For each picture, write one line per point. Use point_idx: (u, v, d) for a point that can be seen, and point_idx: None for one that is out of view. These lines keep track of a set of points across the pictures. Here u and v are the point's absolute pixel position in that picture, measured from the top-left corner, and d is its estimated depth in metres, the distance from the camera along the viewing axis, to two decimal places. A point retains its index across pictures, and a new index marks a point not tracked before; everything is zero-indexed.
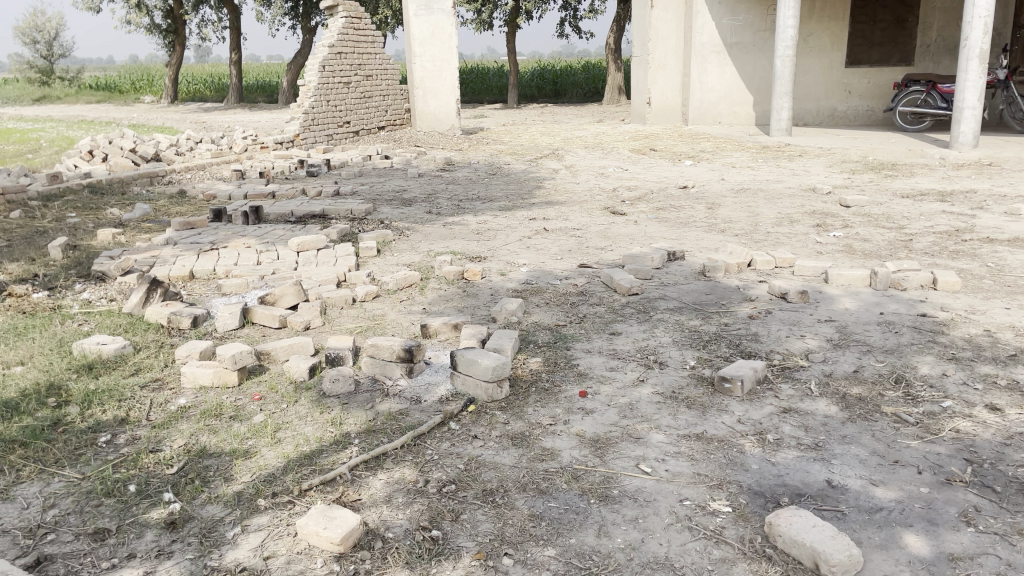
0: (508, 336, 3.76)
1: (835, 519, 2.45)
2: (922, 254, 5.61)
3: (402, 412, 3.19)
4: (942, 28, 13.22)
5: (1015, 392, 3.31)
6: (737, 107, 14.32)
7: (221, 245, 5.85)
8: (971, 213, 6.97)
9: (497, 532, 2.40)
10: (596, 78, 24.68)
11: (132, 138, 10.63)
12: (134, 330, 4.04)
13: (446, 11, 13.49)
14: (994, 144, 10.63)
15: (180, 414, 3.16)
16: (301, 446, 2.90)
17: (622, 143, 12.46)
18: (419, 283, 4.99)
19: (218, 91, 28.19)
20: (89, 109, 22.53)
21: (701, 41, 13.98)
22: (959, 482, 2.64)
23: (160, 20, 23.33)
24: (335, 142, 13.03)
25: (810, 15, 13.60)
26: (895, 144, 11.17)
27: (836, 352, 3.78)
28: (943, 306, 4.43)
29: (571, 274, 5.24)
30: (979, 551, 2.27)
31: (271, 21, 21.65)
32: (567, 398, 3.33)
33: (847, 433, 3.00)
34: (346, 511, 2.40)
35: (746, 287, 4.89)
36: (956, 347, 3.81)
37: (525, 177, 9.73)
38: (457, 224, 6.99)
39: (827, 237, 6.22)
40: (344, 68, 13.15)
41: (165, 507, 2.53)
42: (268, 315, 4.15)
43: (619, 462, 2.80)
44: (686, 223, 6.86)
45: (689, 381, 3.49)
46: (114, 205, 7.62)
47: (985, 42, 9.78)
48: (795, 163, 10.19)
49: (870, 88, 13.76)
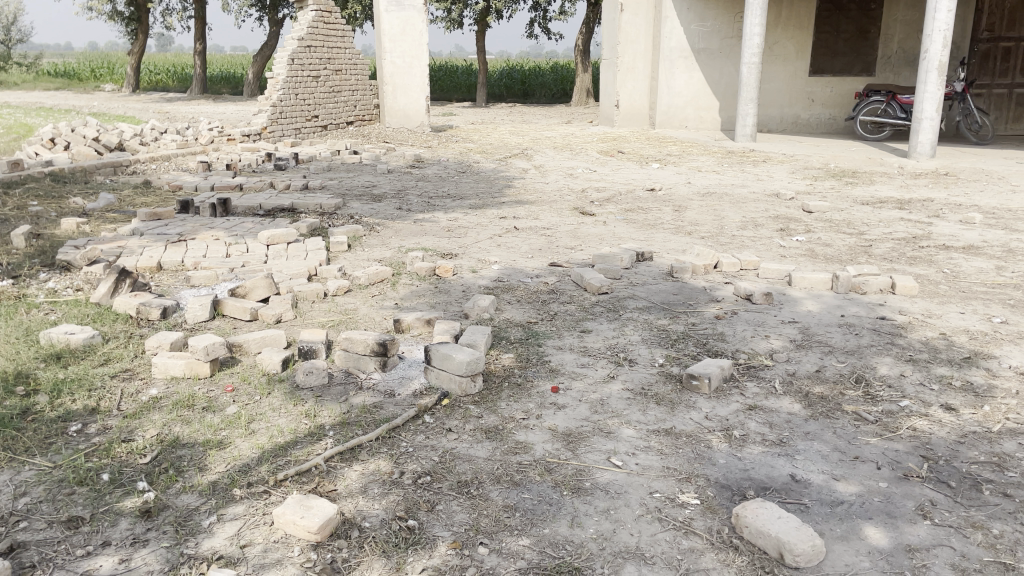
0: (481, 331, 3.81)
1: (798, 511, 2.54)
2: (881, 259, 5.78)
3: (377, 405, 3.22)
4: (903, 41, 13.53)
5: (969, 393, 3.44)
6: (703, 112, 14.54)
7: (188, 237, 5.79)
8: (928, 221, 7.18)
9: (473, 522, 2.45)
10: (565, 79, 24.83)
11: (95, 127, 10.47)
12: (102, 320, 4.00)
13: (416, 7, 13.49)
14: (951, 155, 10.91)
15: (152, 404, 3.15)
16: (275, 437, 2.91)
17: (590, 145, 12.56)
18: (391, 278, 5.02)
19: (181, 81, 27.78)
20: (47, 95, 22.02)
21: (670, 46, 14.16)
22: (916, 477, 2.75)
23: (123, 7, 22.91)
24: (302, 135, 12.92)
25: (776, 23, 13.84)
26: (854, 152, 11.45)
27: (800, 352, 3.89)
28: (901, 309, 4.57)
29: (541, 272, 5.31)
30: (935, 543, 2.37)
31: (237, 12, 21.38)
32: (540, 393, 3.39)
33: (810, 430, 3.10)
34: (323, 501, 2.43)
35: (712, 288, 5.00)
36: (914, 349, 3.95)
37: (494, 176, 9.78)
38: (428, 221, 7.02)
39: (790, 241, 6.38)
40: (314, 62, 13.07)
41: (139, 495, 2.53)
42: (239, 308, 4.13)
43: (591, 456, 2.86)
44: (654, 225, 6.97)
45: (658, 379, 3.57)
46: (77, 194, 7.50)
47: (944, 55, 10.09)
48: (759, 169, 10.40)
49: (833, 97, 14.05)
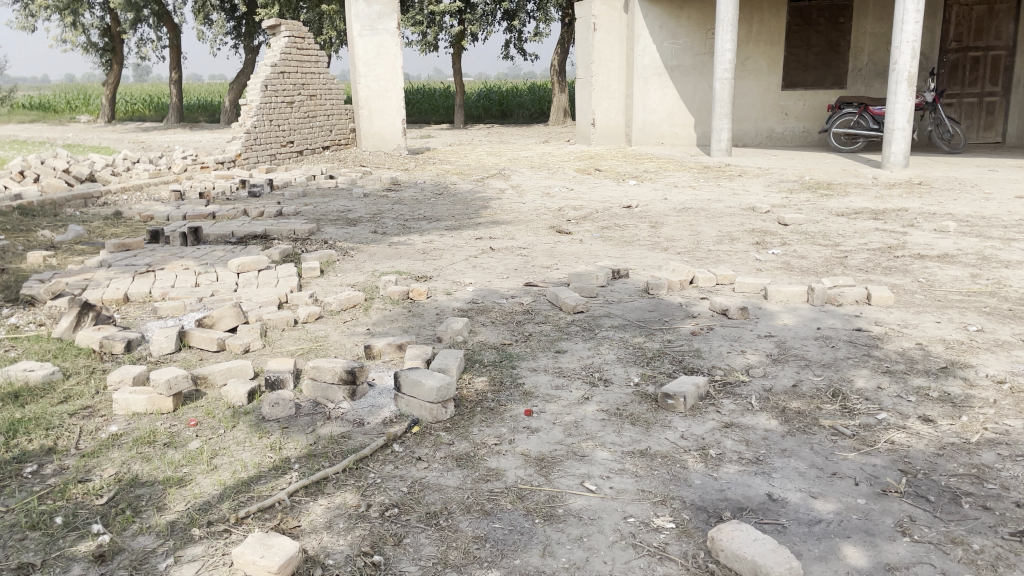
0: (453, 355, 3.74)
1: (775, 532, 2.47)
2: (857, 270, 5.77)
3: (344, 435, 3.14)
4: (873, 52, 13.67)
5: (947, 403, 3.41)
6: (679, 128, 14.61)
7: (157, 268, 5.70)
8: (902, 230, 7.21)
9: (441, 554, 2.37)
10: (542, 99, 24.95)
11: (66, 158, 10.36)
12: (64, 356, 3.90)
13: (389, 32, 13.50)
14: (924, 165, 10.99)
15: (111, 442, 3.05)
16: (238, 472, 2.82)
17: (567, 164, 12.57)
18: (363, 303, 4.94)
19: (157, 110, 27.63)
20: (21, 128, 21.81)
21: (643, 64, 14.24)
22: (895, 492, 2.70)
23: (97, 38, 22.80)
24: (278, 161, 12.84)
25: (748, 39, 13.96)
26: (829, 164, 11.53)
27: (776, 367, 3.85)
28: (877, 320, 4.55)
29: (517, 293, 5.25)
30: (915, 561, 2.31)
31: (213, 41, 21.31)
32: (512, 417, 3.32)
33: (787, 446, 3.04)
34: (284, 538, 2.34)
35: (688, 304, 4.96)
36: (890, 360, 3.91)
37: (471, 197, 9.74)
38: (403, 244, 6.96)
39: (765, 254, 6.36)
40: (287, 88, 13.03)
41: (93, 538, 2.43)
42: (205, 338, 4.05)
43: (564, 480, 2.79)
44: (630, 242, 6.95)
45: (633, 399, 3.50)
46: (45, 227, 7.39)
47: (913, 66, 10.20)
48: (734, 183, 10.43)
49: (806, 110, 14.16)
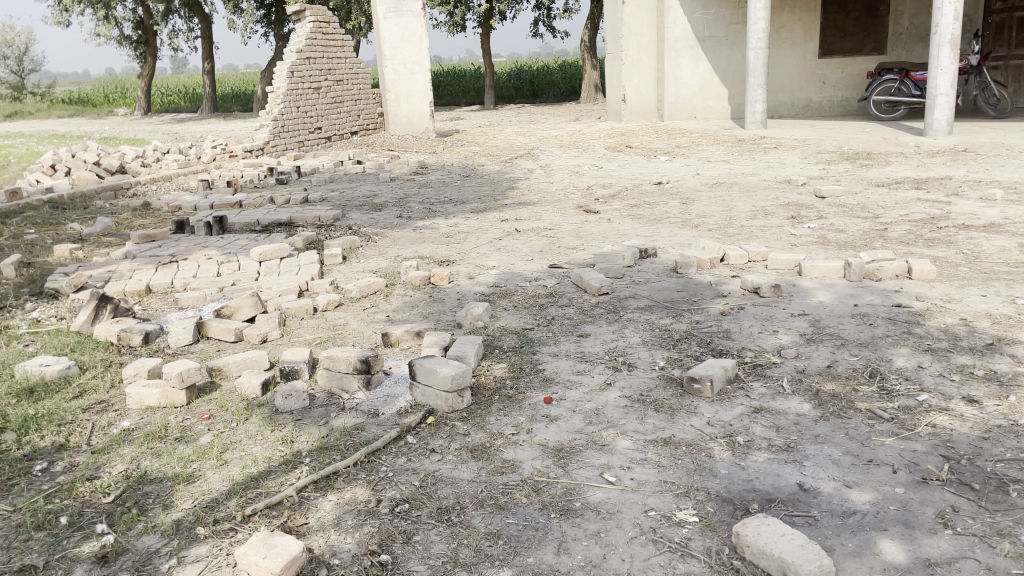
0: (471, 342, 3.63)
1: (805, 525, 2.32)
2: (897, 243, 5.52)
3: (358, 427, 3.05)
4: (914, 16, 13.22)
5: (993, 383, 3.20)
6: (712, 101, 14.26)
7: (180, 258, 5.67)
8: (946, 200, 6.90)
9: (451, 552, 2.27)
10: (573, 77, 24.60)
11: (96, 151, 10.44)
12: (82, 350, 3.87)
13: (415, 13, 13.37)
14: (970, 131, 10.55)
15: (123, 437, 3.01)
16: (248, 467, 2.75)
17: (598, 141, 12.34)
18: (384, 289, 4.85)
19: (192, 100, 27.86)
20: (60, 123, 22.15)
21: (674, 36, 13.92)
22: (935, 480, 2.52)
23: (131, 31, 22.97)
24: (306, 148, 12.82)
25: (782, 7, 13.53)
26: (869, 134, 11.13)
27: (810, 347, 3.67)
28: (918, 295, 4.32)
29: (541, 275, 5.12)
30: (957, 556, 2.15)
31: (243, 30, 21.35)
32: (531, 405, 3.20)
33: (820, 432, 2.88)
34: (288, 537, 2.26)
35: (718, 282, 4.78)
36: (932, 338, 3.70)
37: (499, 178, 9.60)
38: (427, 228, 6.86)
39: (801, 228, 6.12)
40: (314, 73, 12.99)
41: (98, 539, 2.39)
42: (222, 329, 4.00)
43: (582, 472, 2.67)
44: (660, 220, 6.76)
45: (658, 383, 3.36)
46: (74, 220, 7.44)
47: (956, 28, 9.79)
48: (770, 156, 10.12)
49: (844, 79, 13.71)
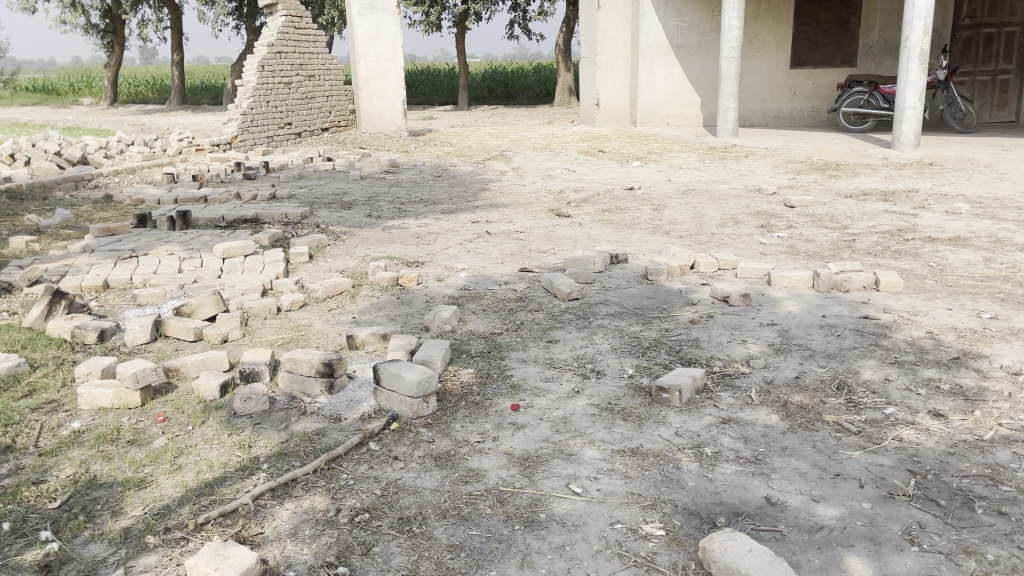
0: (438, 346, 3.56)
1: (772, 540, 2.29)
2: (865, 254, 5.57)
3: (319, 432, 2.96)
4: (884, 29, 13.38)
5: (958, 397, 3.21)
6: (685, 108, 14.33)
7: (141, 253, 5.53)
8: (913, 212, 6.99)
9: (412, 565, 2.21)
10: (547, 80, 24.60)
11: (58, 140, 10.19)
12: (33, 346, 3.74)
13: (389, 10, 13.23)
14: (936, 144, 10.72)
15: (72, 439, 2.89)
16: (202, 473, 2.66)
17: (570, 145, 12.33)
18: (351, 290, 4.76)
19: (160, 92, 27.35)
20: (21, 111, 21.61)
21: (648, 42, 13.99)
22: (902, 496, 2.51)
23: (98, 20, 22.50)
24: (276, 143, 12.64)
25: (755, 16, 13.67)
26: (837, 145, 11.25)
27: (778, 357, 3.65)
28: (886, 307, 4.34)
29: (510, 278, 5.07)
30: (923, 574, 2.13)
31: (214, 22, 21.02)
32: (498, 412, 3.14)
33: (787, 444, 2.86)
34: (242, 548, 2.17)
35: (688, 290, 4.76)
36: (899, 351, 3.71)
37: (470, 179, 9.53)
38: (397, 227, 6.77)
39: (770, 237, 6.15)
40: (285, 68, 12.82)
41: (41, 547, 2.28)
42: (182, 328, 3.89)
43: (548, 482, 2.61)
44: (631, 225, 6.75)
45: (626, 392, 3.32)
46: (32, 211, 7.23)
47: (924, 42, 9.93)
48: (740, 164, 10.19)
49: (815, 89, 13.86)
